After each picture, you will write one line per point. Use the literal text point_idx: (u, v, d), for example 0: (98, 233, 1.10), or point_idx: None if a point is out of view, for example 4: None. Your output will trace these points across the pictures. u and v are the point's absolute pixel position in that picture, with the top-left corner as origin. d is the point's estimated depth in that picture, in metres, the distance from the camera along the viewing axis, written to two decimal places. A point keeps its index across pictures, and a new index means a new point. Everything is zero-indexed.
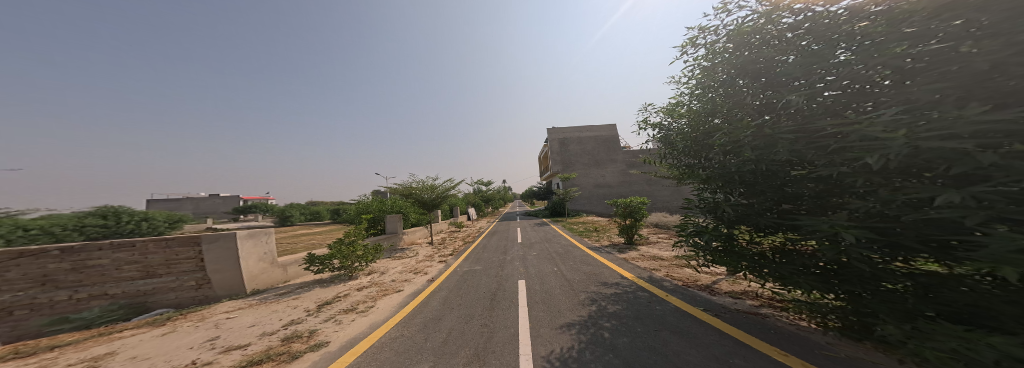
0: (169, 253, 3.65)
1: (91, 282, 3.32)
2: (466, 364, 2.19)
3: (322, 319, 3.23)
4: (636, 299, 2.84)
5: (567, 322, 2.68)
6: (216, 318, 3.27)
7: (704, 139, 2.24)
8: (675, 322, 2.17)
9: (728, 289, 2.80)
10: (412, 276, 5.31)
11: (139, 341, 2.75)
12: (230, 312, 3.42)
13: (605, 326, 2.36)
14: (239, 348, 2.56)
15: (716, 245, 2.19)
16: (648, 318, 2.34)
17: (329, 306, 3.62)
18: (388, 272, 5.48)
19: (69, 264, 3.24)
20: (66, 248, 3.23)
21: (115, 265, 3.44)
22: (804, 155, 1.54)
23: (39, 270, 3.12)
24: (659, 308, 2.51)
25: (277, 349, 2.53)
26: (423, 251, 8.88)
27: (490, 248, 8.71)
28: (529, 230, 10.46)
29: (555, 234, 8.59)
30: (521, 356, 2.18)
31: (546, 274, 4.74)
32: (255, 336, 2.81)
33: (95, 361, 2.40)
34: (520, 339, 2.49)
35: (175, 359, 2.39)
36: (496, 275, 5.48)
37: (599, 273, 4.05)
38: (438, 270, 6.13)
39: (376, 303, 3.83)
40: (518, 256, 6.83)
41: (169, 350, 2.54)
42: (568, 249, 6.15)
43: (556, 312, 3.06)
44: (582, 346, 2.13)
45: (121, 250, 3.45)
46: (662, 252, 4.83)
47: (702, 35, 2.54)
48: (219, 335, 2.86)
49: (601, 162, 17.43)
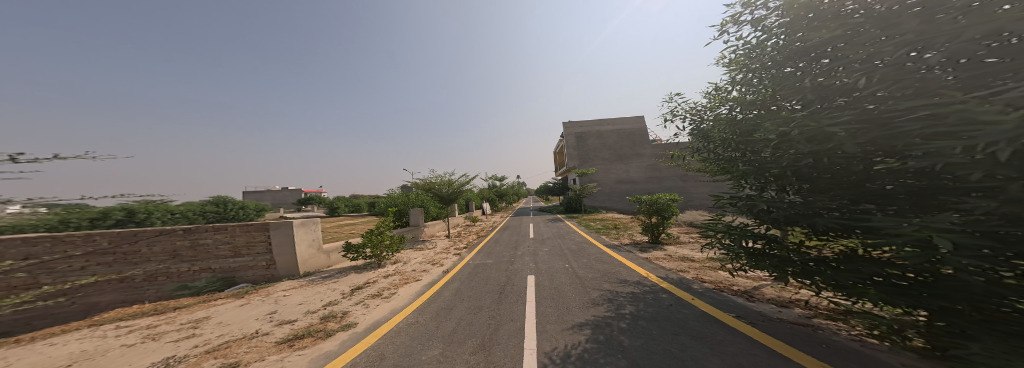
0: (248, 236, 4.29)
1: (202, 257, 4.08)
2: (472, 353, 2.26)
3: (354, 302, 3.41)
4: (656, 301, 2.79)
5: (575, 319, 2.69)
6: (276, 295, 3.64)
7: (747, 130, 2.11)
8: (696, 328, 2.12)
9: (772, 296, 2.66)
10: (430, 267, 5.46)
11: (226, 309, 3.21)
12: (287, 290, 3.78)
13: (617, 327, 2.35)
14: (287, 323, 2.80)
15: (759, 247, 2.08)
16: (666, 321, 2.30)
17: (360, 291, 3.82)
18: (410, 262, 5.66)
19: (188, 242, 4.03)
20: (185, 229, 4.02)
21: (216, 244, 4.17)
22: (892, 144, 1.35)
23: (170, 245, 3.94)
24: (680, 312, 2.45)
25: (315, 327, 2.71)
26: (441, 243, 9.14)
27: (502, 243, 8.81)
28: (542, 226, 10.51)
29: (568, 231, 8.56)
30: (523, 350, 2.22)
31: (557, 269, 4.75)
32: (301, 313, 3.06)
33: (195, 323, 2.86)
34: (526, 333, 2.53)
35: (244, 328, 2.71)
36: (510, 269, 5.53)
37: (616, 272, 4.01)
38: (453, 262, 6.30)
39: (399, 290, 4.00)
40: (530, 251, 6.88)
41: (241, 319, 2.90)
42: (581, 246, 6.11)
43: (564, 308, 3.07)
44: (592, 344, 2.14)
45: (218, 232, 4.19)
46: (691, 253, 4.68)
47: (746, 12, 2.37)
48: (276, 309, 3.16)
49: (624, 156, 17.00)
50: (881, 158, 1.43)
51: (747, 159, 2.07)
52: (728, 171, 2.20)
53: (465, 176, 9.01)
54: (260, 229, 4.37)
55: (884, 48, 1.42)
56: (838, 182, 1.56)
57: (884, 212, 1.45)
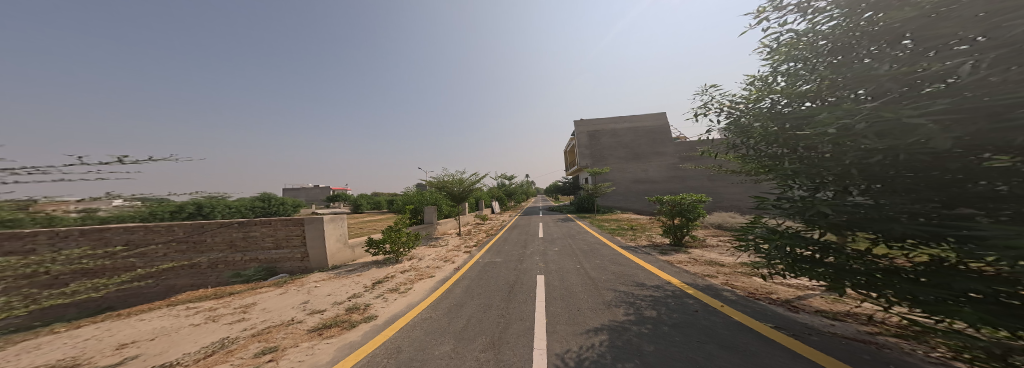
0: (287, 231, 4.73)
1: (251, 248, 4.65)
2: (483, 351, 2.25)
3: (374, 296, 3.48)
4: (680, 307, 2.69)
5: (593, 322, 2.61)
6: (308, 286, 3.84)
7: (797, 123, 1.86)
8: (728, 338, 2.02)
9: (820, 308, 2.49)
10: (443, 264, 5.51)
11: (270, 297, 3.49)
12: (318, 282, 3.98)
13: (634, 331, 2.29)
14: (318, 312, 2.95)
15: (812, 254, 1.87)
16: (691, 328, 2.23)
17: (380, 285, 3.90)
18: (425, 259, 5.76)
19: (240, 235, 4.63)
20: (239, 223, 4.62)
21: (262, 237, 4.69)
22: (1004, 138, 1.11)
23: (227, 236, 4.57)
24: (707, 320, 2.36)
25: (342, 317, 2.82)
26: (453, 241, 9.25)
27: (511, 242, 8.80)
28: (552, 225, 10.48)
29: (580, 231, 8.46)
30: (534, 349, 2.20)
31: (567, 270, 4.69)
32: (330, 303, 3.18)
33: (245, 309, 3.13)
34: (535, 334, 2.50)
35: (280, 316, 2.88)
36: (517, 268, 5.51)
37: (634, 274, 3.92)
38: (464, 259, 6.35)
39: (415, 285, 4.06)
40: (538, 250, 6.84)
41: (281, 307, 3.12)
42: (594, 247, 6.02)
43: (576, 310, 3.03)
44: (607, 347, 2.10)
45: (263, 226, 4.69)
46: (720, 257, 4.50)
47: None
48: (309, 299, 3.32)
49: (641, 155, 16.68)
50: (980, 157, 1.20)
51: (796, 156, 1.84)
52: (772, 168, 1.97)
53: (476, 175, 9.20)
54: (297, 224, 4.77)
55: (974, 32, 1.27)
56: (926, 182, 1.30)
57: (990, 219, 1.22)
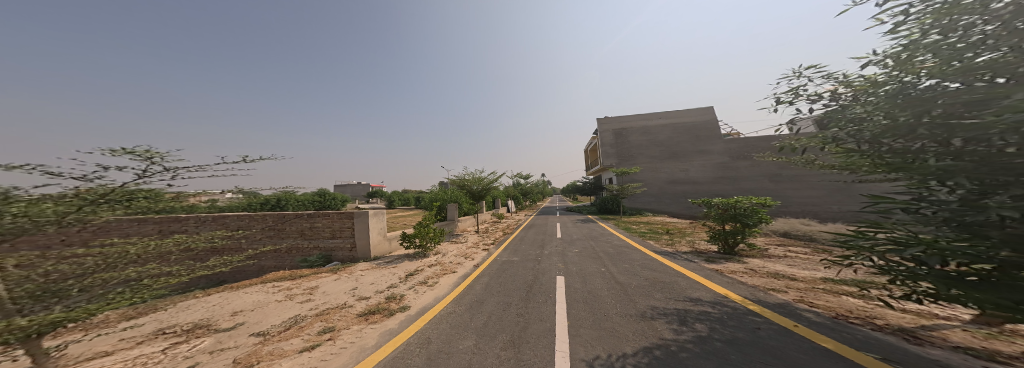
0: (340, 224, 6.11)
1: (315, 237, 6.17)
2: (503, 349, 2.30)
3: (407, 287, 4.11)
4: (730, 321, 2.50)
5: (626, 331, 2.47)
6: (354, 275, 4.80)
7: (970, 109, 1.40)
8: (793, 361, 1.83)
9: (956, 341, 1.92)
10: (464, 259, 5.83)
11: (327, 282, 4.45)
12: (363, 272, 4.96)
13: (675, 345, 2.17)
14: (363, 299, 3.65)
15: (957, 269, 1.48)
16: (746, 345, 2.07)
17: (411, 278, 4.52)
18: (448, 254, 6.24)
19: (307, 225, 6.17)
20: (306, 215, 6.15)
21: (322, 227, 6.16)
22: None
23: (299, 226, 6.17)
24: (767, 338, 2.16)
25: (381, 305, 3.42)
26: (472, 238, 9.44)
27: (529, 241, 8.75)
28: (571, 226, 10.27)
29: (602, 233, 8.21)
30: (555, 352, 2.18)
31: (590, 273, 4.55)
32: (374, 292, 3.91)
33: (311, 291, 4.04)
34: (556, 334, 2.50)
35: (336, 301, 3.62)
36: (535, 268, 5.41)
37: (673, 282, 3.72)
38: (483, 256, 6.48)
39: (441, 279, 4.51)
40: (557, 251, 6.72)
41: (336, 291, 3.97)
42: (621, 251, 5.80)
43: (602, 315, 2.93)
44: (646, 360, 2.01)
45: (323, 219, 6.14)
46: (795, 271, 3.95)
47: None
48: (356, 287, 4.16)
49: (679, 154, 15.95)
50: None
51: (949, 151, 1.40)
52: (902, 168, 1.54)
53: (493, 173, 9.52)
54: (347, 218, 6.12)
55: None
56: None
57: None
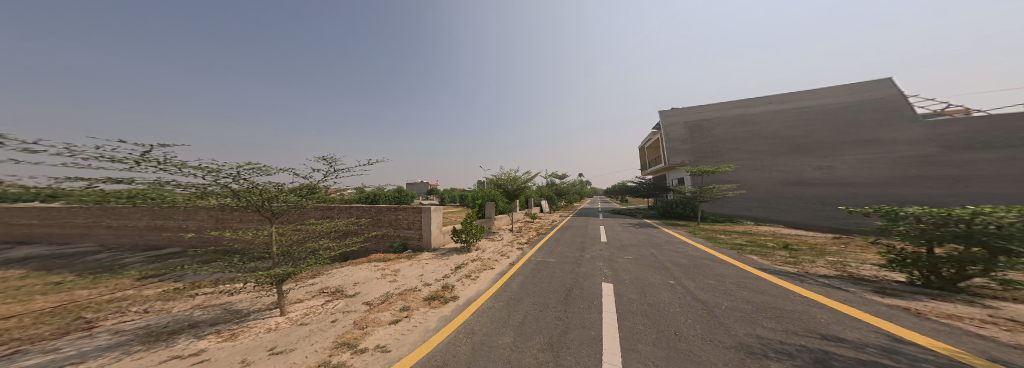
0: (410, 218, 9.84)
1: (395, 226, 10.01)
2: (543, 353, 2.60)
3: (456, 279, 5.75)
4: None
5: (715, 359, 2.13)
6: (418, 264, 7.24)
7: None
8: None
9: None
10: (501, 257, 7.18)
11: (404, 269, 6.86)
12: (424, 262, 7.44)
13: None
14: (427, 285, 5.41)
15: None
16: None
17: (457, 272, 6.26)
18: (486, 251, 8.21)
19: (390, 218, 10.04)
20: (390, 210, 10.00)
21: (401, 220, 10.00)
22: None
23: (387, 217, 10.09)
24: None
25: (438, 293, 4.98)
26: (507, 236, 10.22)
27: (563, 241, 8.80)
28: (619, 230, 9.55)
29: (662, 241, 7.37)
30: (600, 360, 2.34)
31: (656, 285, 4.11)
32: (434, 280, 5.82)
33: (394, 275, 6.40)
34: (600, 342, 2.65)
35: (410, 284, 5.57)
36: (572, 271, 5.51)
37: (779, 306, 3.07)
38: (518, 255, 7.51)
39: (482, 273, 6.01)
40: (602, 256, 6.35)
41: (410, 277, 6.09)
42: (700, 263, 5.09)
43: (673, 333, 2.67)
44: None
45: (401, 213, 9.97)
46: None
47: None
48: (421, 274, 6.27)
49: (789, 145, 13.93)
50: None
51: None
52: None
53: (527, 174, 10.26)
54: (415, 213, 9.73)
55: None
56: None
57: None
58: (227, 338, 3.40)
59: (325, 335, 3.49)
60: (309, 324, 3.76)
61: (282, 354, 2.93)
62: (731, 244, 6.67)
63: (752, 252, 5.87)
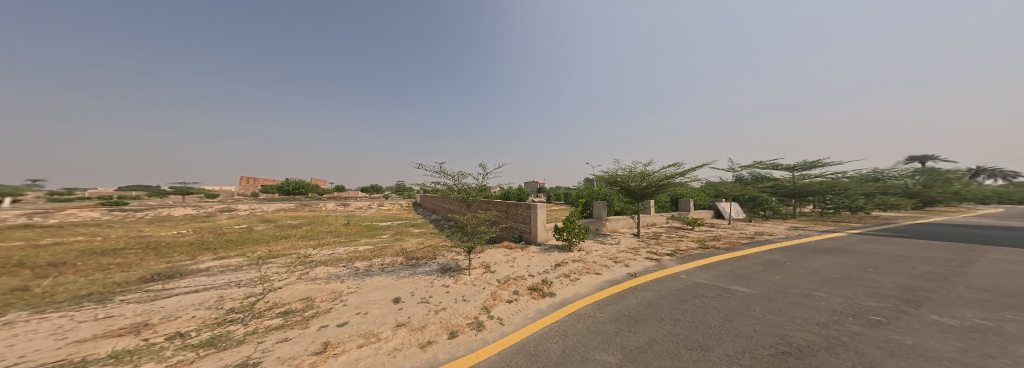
0: (521, 212, 10.86)
1: (514, 219, 11.45)
2: None
3: (555, 276, 6.48)
4: None
5: None
6: (530, 253, 8.70)
7: None
8: None
9: None
10: (606, 265, 7.28)
11: (519, 255, 8.42)
12: (534, 252, 8.79)
13: None
14: (534, 276, 6.48)
15: None
16: None
17: (558, 269, 7.02)
18: (592, 254, 8.48)
19: (509, 209, 11.80)
20: (510, 205, 11.77)
21: (517, 215, 11.12)
22: None
23: (513, 209, 11.54)
24: None
25: (537, 285, 5.85)
26: (627, 241, 10.22)
27: (809, 279, 5.70)
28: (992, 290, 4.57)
29: None
30: None
31: None
32: (541, 270, 6.91)
33: (512, 256, 8.33)
34: None
35: (527, 269, 7.02)
36: (701, 302, 4.65)
37: None
38: (642, 267, 7.08)
39: (583, 277, 6.37)
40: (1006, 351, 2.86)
41: (523, 265, 7.36)
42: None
43: None
44: None
45: (516, 207, 11.25)
46: None
47: None
48: (528, 263, 7.51)
49: None
50: None
51: None
52: None
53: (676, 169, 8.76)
54: (525, 207, 10.60)
55: None
56: None
57: None
58: (455, 281, 6.18)
59: (479, 296, 5.29)
60: (472, 287, 5.82)
61: (464, 301, 4.95)
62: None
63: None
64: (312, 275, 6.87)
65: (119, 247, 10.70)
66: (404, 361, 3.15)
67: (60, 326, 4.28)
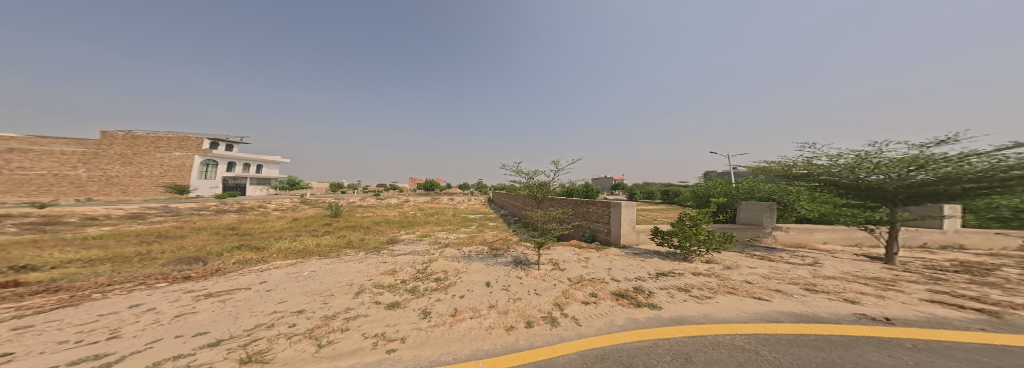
0: (596, 210, 12.51)
1: (586, 219, 13.13)
2: None
3: (658, 287, 6.18)
4: None
5: None
6: (611, 257, 9.24)
7: None
8: None
9: None
10: (748, 283, 5.96)
11: (597, 259, 9.22)
12: (614, 257, 9.31)
13: None
14: (621, 282, 6.69)
15: None
16: None
17: (663, 280, 6.63)
18: (737, 270, 7.02)
19: (580, 209, 13.66)
20: (580, 203, 13.70)
21: (589, 213, 12.92)
22: None
23: (584, 208, 13.35)
24: None
25: (630, 293, 5.90)
26: (828, 261, 7.20)
27: None
28: None
29: None
30: None
31: None
32: (634, 277, 7.00)
33: (586, 258, 9.42)
34: None
35: (627, 275, 7.23)
36: None
37: None
38: (903, 309, 4.26)
39: (718, 296, 5.34)
40: None
41: (599, 268, 8.02)
42: None
43: None
44: None
45: (588, 206, 13.06)
46: None
47: None
48: (612, 269, 7.93)
49: None
50: None
51: None
52: None
53: None
54: (603, 206, 12.07)
55: None
56: None
57: None
58: (528, 275, 7.98)
59: (554, 293, 6.35)
60: (545, 282, 7.13)
61: (537, 296, 6.03)
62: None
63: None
64: (446, 254, 11.50)
65: (381, 219, 22.84)
66: (496, 338, 4.22)
67: (374, 261, 10.18)
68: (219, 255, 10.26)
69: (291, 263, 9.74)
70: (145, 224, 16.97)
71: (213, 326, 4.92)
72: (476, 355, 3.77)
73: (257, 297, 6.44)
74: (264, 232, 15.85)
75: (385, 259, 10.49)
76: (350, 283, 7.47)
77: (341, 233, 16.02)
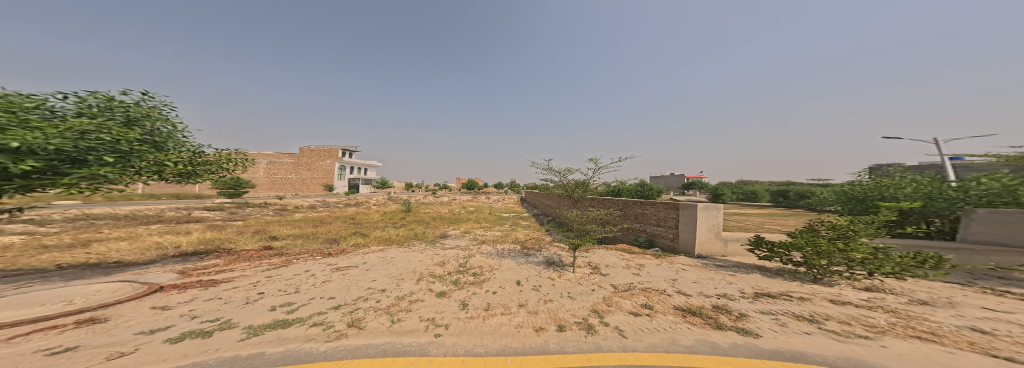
0: (658, 211, 9.82)
1: (644, 222, 10.52)
2: None
3: (755, 309, 3.89)
4: None
5: None
6: (678, 267, 6.73)
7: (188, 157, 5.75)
8: None
9: None
10: (963, 323, 3.09)
11: (654, 266, 6.97)
12: (684, 266, 6.70)
13: None
14: (691, 296, 4.60)
15: None
16: None
17: (765, 300, 4.19)
18: (924, 299, 3.84)
19: (636, 210, 11.10)
20: (636, 203, 11.12)
21: (649, 214, 10.32)
22: None
23: (642, 209, 10.74)
24: None
25: (708, 311, 3.90)
26: None
27: None
28: None
29: None
30: None
31: None
32: (718, 292, 4.73)
33: (638, 265, 7.05)
34: None
35: (716, 287, 4.98)
36: None
37: None
38: None
39: (883, 334, 2.91)
40: None
41: (659, 277, 5.88)
42: None
43: None
44: None
45: (648, 206, 10.46)
46: None
47: None
48: (677, 279, 5.67)
49: None
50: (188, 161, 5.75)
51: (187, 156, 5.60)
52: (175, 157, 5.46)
53: None
54: (671, 208, 9.31)
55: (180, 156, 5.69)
56: None
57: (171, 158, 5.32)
58: (559, 276, 6.47)
59: (592, 298, 4.81)
60: (580, 286, 5.59)
61: (567, 300, 4.64)
62: (119, 129, 4.22)
63: (245, 168, 6.78)
64: (484, 249, 10.89)
65: (452, 216, 24.90)
66: (521, 337, 3.27)
67: (436, 251, 10.19)
68: (347, 238, 12.56)
69: (381, 249, 10.75)
70: (320, 212, 23.85)
71: (340, 293, 5.28)
72: (502, 352, 2.92)
73: (358, 271, 7.05)
74: (369, 222, 19.53)
75: (438, 250, 10.58)
76: (426, 266, 7.59)
77: (410, 227, 18.17)
